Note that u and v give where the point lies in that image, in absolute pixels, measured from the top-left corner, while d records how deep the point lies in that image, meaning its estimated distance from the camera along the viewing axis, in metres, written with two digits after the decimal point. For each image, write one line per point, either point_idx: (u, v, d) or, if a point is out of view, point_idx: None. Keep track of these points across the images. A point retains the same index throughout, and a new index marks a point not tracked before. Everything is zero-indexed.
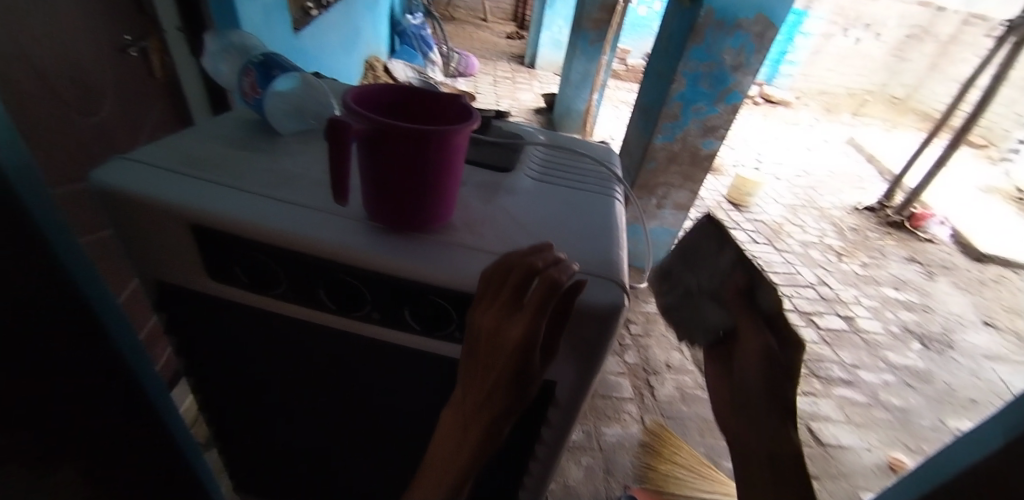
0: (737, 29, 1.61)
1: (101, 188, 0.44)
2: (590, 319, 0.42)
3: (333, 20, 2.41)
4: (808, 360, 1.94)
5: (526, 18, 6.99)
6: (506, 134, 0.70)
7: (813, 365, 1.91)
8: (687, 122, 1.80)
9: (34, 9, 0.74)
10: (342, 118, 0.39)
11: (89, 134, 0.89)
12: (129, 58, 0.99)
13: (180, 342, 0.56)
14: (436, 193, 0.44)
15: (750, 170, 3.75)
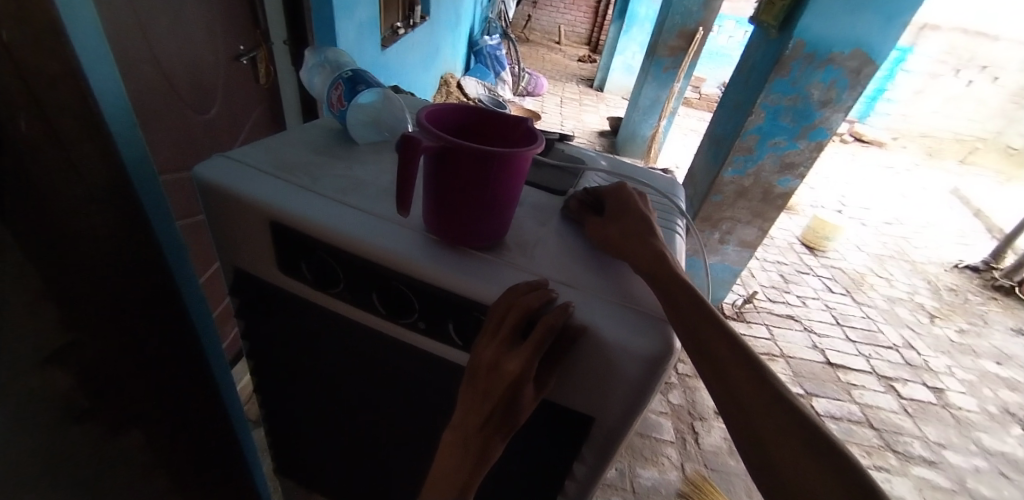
0: (828, 63, 1.51)
1: (200, 180, 0.48)
2: (629, 361, 0.40)
3: (417, 38, 2.57)
4: (883, 430, 1.73)
5: (600, 42, 7.05)
6: (569, 158, 0.70)
7: (889, 437, 1.71)
8: (763, 157, 1.71)
9: (172, 21, 0.86)
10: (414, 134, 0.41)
11: (198, 130, 1.00)
12: (240, 66, 1.11)
13: (246, 326, 0.60)
14: (493, 213, 0.44)
15: (831, 213, 3.49)
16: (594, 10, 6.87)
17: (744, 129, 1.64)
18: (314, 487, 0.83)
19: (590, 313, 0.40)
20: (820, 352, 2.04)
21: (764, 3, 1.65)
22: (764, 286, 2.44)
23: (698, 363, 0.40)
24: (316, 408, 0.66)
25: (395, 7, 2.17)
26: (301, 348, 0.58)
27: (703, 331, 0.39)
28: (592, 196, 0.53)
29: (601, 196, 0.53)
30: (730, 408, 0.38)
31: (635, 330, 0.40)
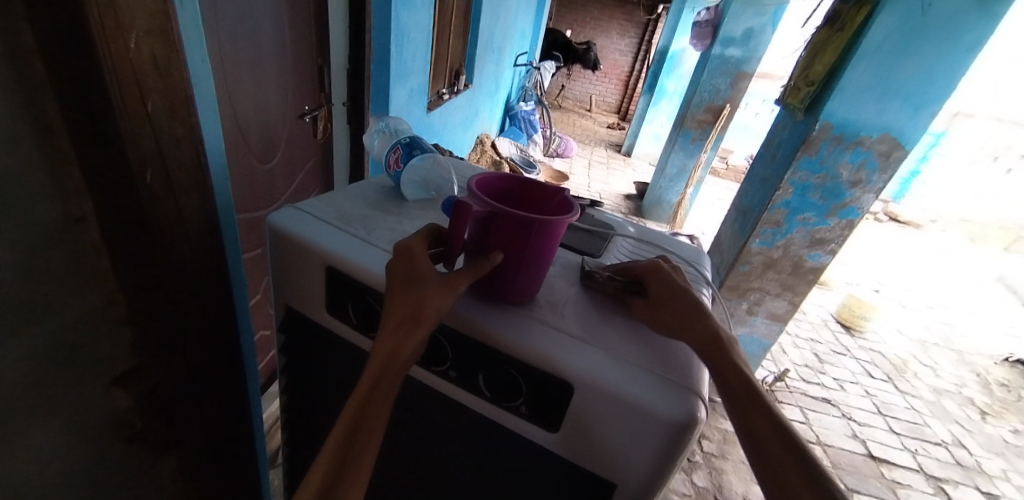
0: (857, 145, 1.55)
1: (272, 227, 0.55)
2: (645, 423, 0.41)
3: (459, 103, 2.77)
4: None
5: (628, 111, 7.36)
6: (599, 223, 0.74)
7: None
8: (792, 230, 1.72)
9: (255, 85, 0.98)
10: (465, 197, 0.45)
11: (261, 178, 1.09)
12: (303, 123, 1.23)
13: (285, 363, 0.64)
14: (526, 272, 0.47)
15: (867, 292, 3.38)
16: (624, 83, 7.25)
17: (772, 203, 1.67)
18: None
19: (614, 374, 0.42)
20: (861, 443, 1.91)
21: (790, 87, 1.73)
22: (797, 365, 2.34)
23: (751, 449, 0.40)
24: None
25: (443, 75, 2.37)
26: (336, 393, 0.60)
27: (740, 387, 0.42)
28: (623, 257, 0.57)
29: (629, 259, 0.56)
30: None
31: (655, 394, 0.41)
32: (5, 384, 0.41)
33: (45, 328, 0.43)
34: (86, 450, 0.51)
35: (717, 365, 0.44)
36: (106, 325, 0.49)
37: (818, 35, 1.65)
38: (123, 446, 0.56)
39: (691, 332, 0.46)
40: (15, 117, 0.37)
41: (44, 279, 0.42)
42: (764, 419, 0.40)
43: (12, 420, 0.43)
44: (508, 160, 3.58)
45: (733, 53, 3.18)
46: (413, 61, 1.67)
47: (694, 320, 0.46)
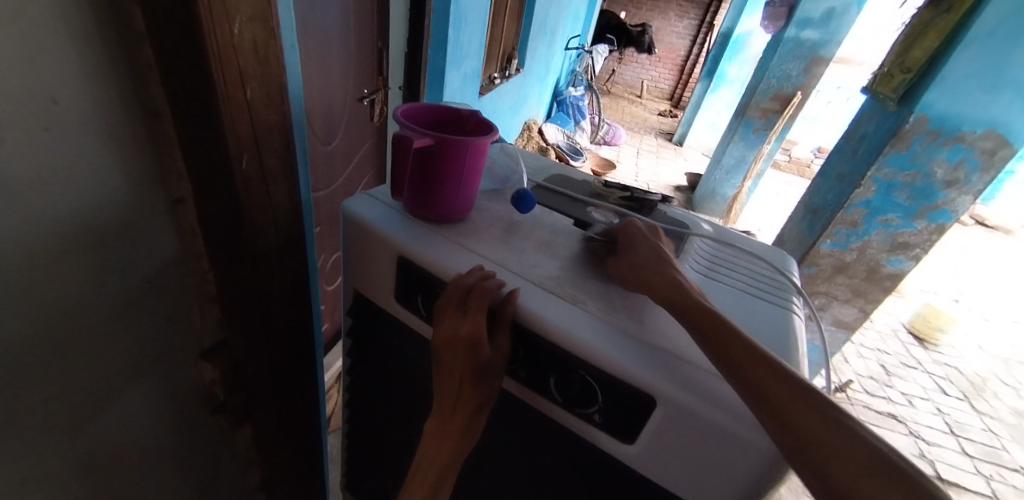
0: (957, 141, 1.39)
1: (346, 214, 0.55)
2: (729, 442, 0.38)
3: (509, 87, 2.74)
4: None
5: (682, 98, 7.02)
6: (672, 221, 0.69)
7: None
8: (870, 232, 1.57)
9: (321, 70, 0.99)
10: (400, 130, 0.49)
11: (322, 159, 1.11)
12: (361, 106, 1.25)
13: (351, 345, 0.64)
14: (464, 191, 0.53)
15: (944, 301, 3.09)
16: (679, 67, 6.92)
17: (848, 202, 1.54)
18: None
19: (699, 391, 0.39)
20: (929, 463, 1.76)
21: (881, 74, 1.57)
22: (860, 376, 2.18)
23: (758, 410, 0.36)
24: (394, 434, 0.67)
25: (495, 58, 2.33)
26: (400, 380, 0.60)
27: (798, 412, 0.35)
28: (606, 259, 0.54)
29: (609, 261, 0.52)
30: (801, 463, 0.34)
31: (743, 416, 0.38)
32: (109, 367, 0.42)
33: (138, 310, 0.43)
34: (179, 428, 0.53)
35: (759, 386, 0.36)
36: (196, 303, 0.49)
37: (917, 18, 1.47)
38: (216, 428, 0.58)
39: (719, 348, 0.39)
40: (123, 99, 0.36)
41: (146, 274, 0.42)
42: (833, 448, 0.33)
43: (107, 399, 0.43)
44: (555, 147, 3.53)
45: (809, 35, 2.89)
46: (468, 45, 1.65)
47: (724, 335, 0.39)
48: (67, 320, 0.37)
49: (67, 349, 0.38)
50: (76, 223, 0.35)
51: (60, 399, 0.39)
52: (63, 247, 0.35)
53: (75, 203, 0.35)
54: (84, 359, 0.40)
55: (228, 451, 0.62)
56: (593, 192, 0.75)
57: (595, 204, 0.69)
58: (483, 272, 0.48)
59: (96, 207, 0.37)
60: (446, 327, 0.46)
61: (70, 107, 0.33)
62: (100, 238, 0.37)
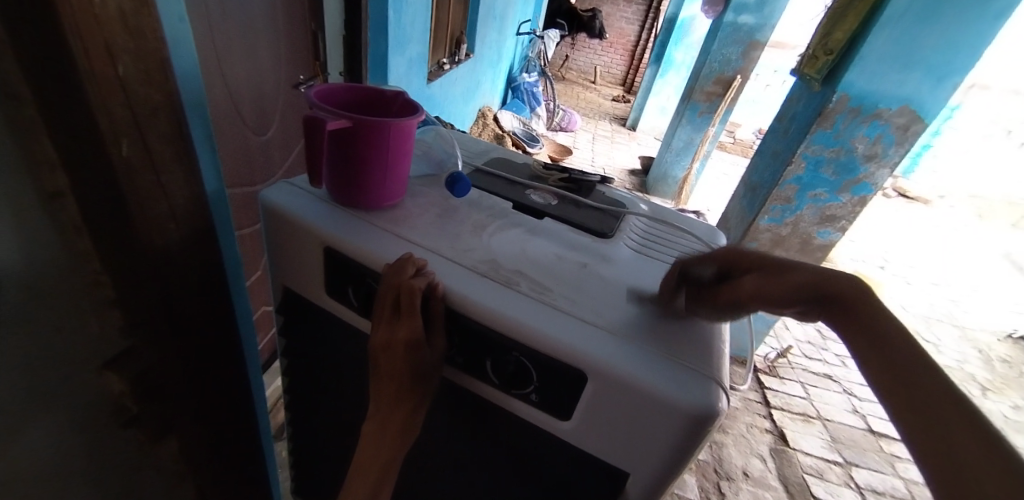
0: (875, 118, 1.49)
1: (266, 205, 0.51)
2: (659, 412, 0.39)
3: (460, 73, 2.68)
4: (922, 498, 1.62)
5: (634, 83, 7.16)
6: (609, 201, 0.70)
7: None
8: (802, 207, 1.67)
9: (247, 54, 0.92)
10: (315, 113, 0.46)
11: (256, 151, 1.04)
12: (298, 93, 1.18)
13: (285, 343, 0.61)
14: (391, 175, 0.51)
15: (873, 268, 3.34)
16: (630, 53, 7.03)
17: (782, 179, 1.61)
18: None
19: (628, 363, 0.40)
20: (862, 418, 1.91)
21: (807, 56, 1.65)
22: (801, 341, 2.34)
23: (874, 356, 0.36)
24: (338, 434, 0.64)
25: (443, 43, 2.27)
26: (338, 376, 0.58)
27: (944, 410, 0.31)
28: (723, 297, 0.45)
29: (740, 295, 0.43)
30: (897, 396, 0.33)
31: (672, 385, 0.39)
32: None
33: (10, 322, 0.37)
34: (86, 448, 0.48)
35: (903, 379, 0.33)
36: (88, 308, 0.43)
37: (838, 1, 1.55)
38: (132, 445, 0.53)
39: (874, 339, 0.36)
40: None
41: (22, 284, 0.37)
42: (980, 457, 0.28)
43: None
44: (510, 134, 3.51)
45: (745, 20, 3.00)
46: (413, 29, 1.59)
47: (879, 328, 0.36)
48: None
49: None
50: None
51: None
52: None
53: None
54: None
55: (151, 467, 0.57)
56: (533, 175, 0.74)
57: (533, 186, 0.68)
58: (414, 264, 0.45)
59: None
60: (383, 327, 0.45)
61: None
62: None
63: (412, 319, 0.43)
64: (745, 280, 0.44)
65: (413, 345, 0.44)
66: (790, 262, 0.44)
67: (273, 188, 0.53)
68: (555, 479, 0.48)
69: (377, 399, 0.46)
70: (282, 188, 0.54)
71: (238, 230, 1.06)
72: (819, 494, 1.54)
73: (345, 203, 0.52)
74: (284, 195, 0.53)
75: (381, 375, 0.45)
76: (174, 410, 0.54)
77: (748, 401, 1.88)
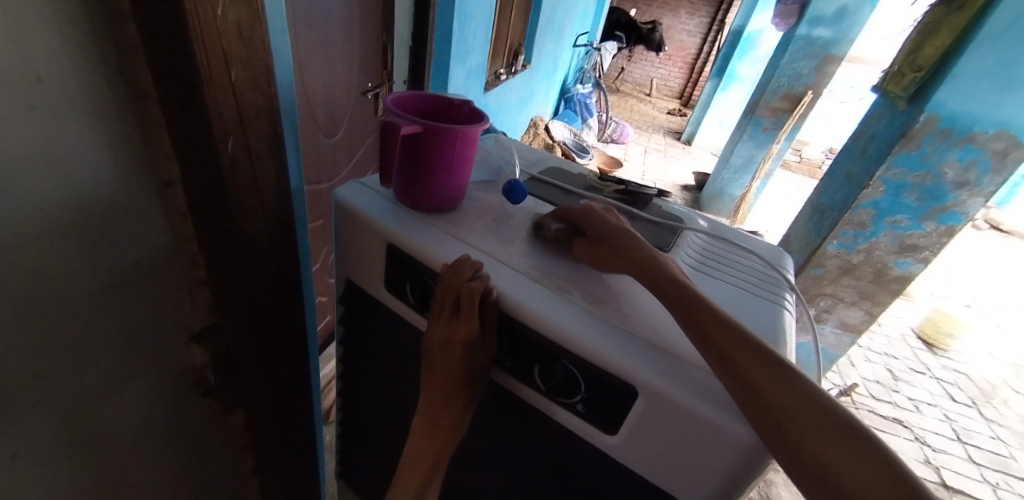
0: (968, 141, 1.36)
1: (338, 202, 0.55)
2: (709, 436, 0.38)
3: (516, 83, 2.72)
4: None
5: (692, 97, 6.97)
6: (668, 216, 0.69)
7: None
8: (878, 233, 1.55)
9: (325, 62, 0.99)
10: (390, 118, 0.49)
11: (325, 152, 1.11)
12: (365, 99, 1.24)
13: (343, 334, 0.64)
14: (454, 179, 0.53)
15: (955, 306, 3.04)
16: (690, 66, 6.86)
17: (856, 202, 1.52)
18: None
19: (679, 381, 0.39)
20: (935, 470, 1.73)
21: (891, 73, 1.54)
22: (866, 380, 2.16)
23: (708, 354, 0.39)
24: (387, 425, 0.67)
25: (501, 54, 2.33)
26: (391, 370, 0.60)
27: (795, 409, 0.35)
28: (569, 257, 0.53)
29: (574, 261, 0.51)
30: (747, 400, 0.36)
31: (724, 407, 0.38)
32: (97, 352, 0.42)
33: (122, 294, 0.42)
34: (167, 413, 0.53)
35: (756, 386, 0.36)
36: (183, 287, 0.48)
37: (930, 14, 1.44)
38: (205, 415, 0.58)
39: (713, 343, 0.39)
40: (105, 72, 0.35)
41: (133, 260, 0.42)
42: (819, 445, 0.33)
43: (97, 384, 0.44)
44: (562, 144, 3.52)
45: (821, 33, 2.85)
46: (475, 40, 1.65)
47: (720, 334, 0.39)
48: (52, 301, 0.37)
49: (52, 329, 0.38)
50: (67, 208, 0.35)
51: (46, 381, 0.39)
52: (28, 221, 0.33)
53: (61, 192, 0.35)
54: (61, 341, 0.39)
55: (218, 437, 0.62)
56: (589, 185, 0.74)
57: (591, 197, 0.68)
58: (471, 266, 0.46)
59: (77, 185, 0.36)
60: (441, 326, 0.46)
61: (57, 87, 0.32)
62: (72, 217, 0.36)
63: (467, 320, 0.44)
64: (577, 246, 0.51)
65: (468, 346, 0.45)
66: (623, 233, 0.49)
67: (345, 187, 0.57)
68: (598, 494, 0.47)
69: (428, 394, 0.48)
70: (353, 188, 0.57)
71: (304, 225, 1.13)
72: None
73: (407, 203, 0.54)
74: (357, 194, 0.56)
75: (433, 371, 0.47)
76: (243, 385, 0.58)
77: None
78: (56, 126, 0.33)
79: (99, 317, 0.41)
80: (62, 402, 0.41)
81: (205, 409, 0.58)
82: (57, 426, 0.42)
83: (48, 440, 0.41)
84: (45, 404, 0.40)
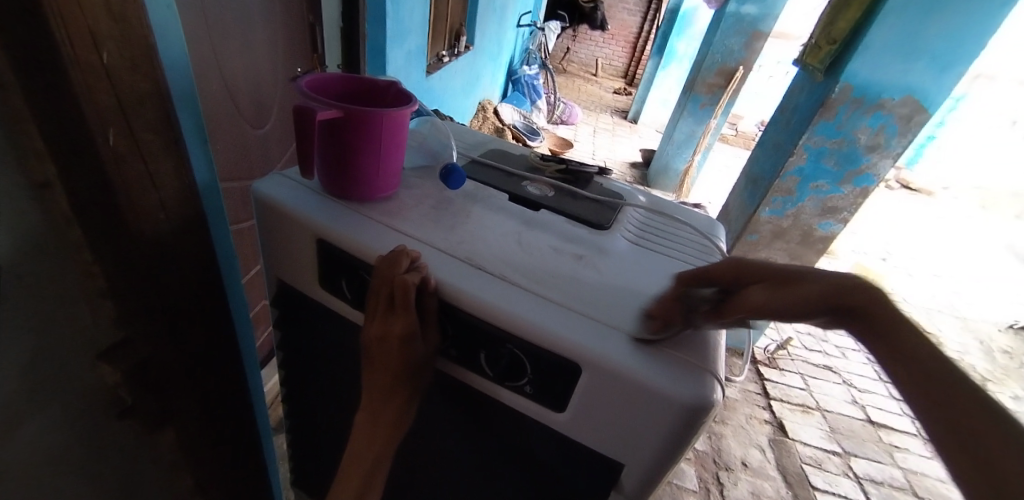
0: (878, 108, 1.47)
1: (258, 197, 0.51)
2: (653, 405, 0.39)
3: (460, 66, 2.66)
4: (918, 485, 1.62)
5: (636, 75, 7.11)
6: (606, 193, 0.69)
7: (925, 492, 1.60)
8: (803, 199, 1.65)
9: (244, 46, 0.92)
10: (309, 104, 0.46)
11: (254, 144, 1.04)
12: (295, 86, 1.17)
13: (280, 336, 0.61)
14: (385, 166, 0.51)
15: (875, 260, 3.33)
16: (632, 45, 6.97)
17: (784, 170, 1.60)
18: None
19: (620, 354, 0.39)
20: (861, 409, 1.91)
21: (810, 46, 1.63)
22: (800, 333, 2.33)
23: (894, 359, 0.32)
24: (335, 426, 0.64)
25: (442, 35, 2.25)
26: (334, 369, 0.58)
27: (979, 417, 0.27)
28: (732, 313, 0.41)
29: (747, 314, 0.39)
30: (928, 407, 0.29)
31: (665, 376, 0.38)
32: None
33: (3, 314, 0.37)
34: (80, 440, 0.48)
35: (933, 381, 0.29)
36: (81, 299, 0.43)
37: None
38: (128, 437, 0.53)
39: (898, 345, 0.32)
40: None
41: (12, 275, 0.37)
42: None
43: None
44: (510, 127, 3.50)
45: (749, 10, 2.93)
46: (411, 21, 1.58)
47: (897, 327, 0.32)
48: None
49: None
50: None
51: None
52: None
53: None
54: None
55: (149, 458, 0.57)
56: (530, 166, 0.73)
57: (531, 178, 0.68)
58: (408, 257, 0.44)
59: None
60: (378, 320, 0.44)
61: None
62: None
63: (406, 313, 0.43)
64: (752, 289, 0.40)
65: (409, 338, 0.43)
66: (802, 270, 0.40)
67: (263, 179, 0.53)
68: (545, 468, 0.48)
69: (369, 391, 0.46)
70: (273, 180, 0.53)
71: (237, 224, 1.06)
72: (818, 484, 1.54)
73: (337, 195, 0.51)
74: (277, 187, 0.52)
75: (373, 367, 0.45)
76: (171, 400, 0.54)
77: (748, 393, 1.88)
78: None
79: None
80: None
81: (127, 431, 0.53)
82: None
83: None
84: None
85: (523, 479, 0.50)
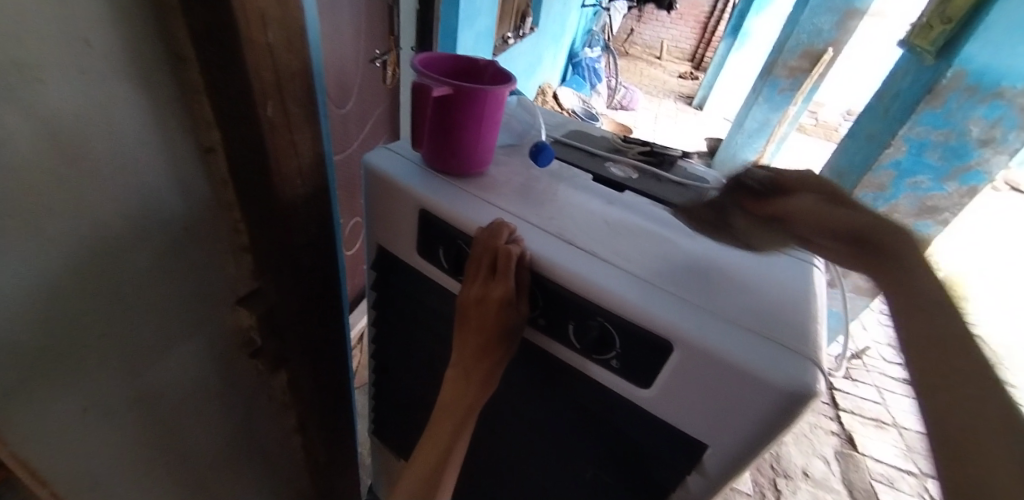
0: (996, 97, 1.31)
1: (369, 167, 0.55)
2: (749, 387, 0.39)
3: (522, 50, 2.64)
4: None
5: (704, 59, 6.73)
6: (692, 177, 0.68)
7: None
8: (898, 195, 1.52)
9: (334, 30, 0.97)
10: (421, 81, 0.49)
11: (336, 123, 1.11)
12: (373, 68, 1.22)
13: (375, 299, 0.66)
14: (484, 141, 0.53)
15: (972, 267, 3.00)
16: (702, 25, 6.56)
17: (877, 163, 1.48)
18: (392, 459, 0.87)
19: (717, 335, 0.40)
20: None
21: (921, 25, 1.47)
22: (879, 343, 2.17)
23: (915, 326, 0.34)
24: (418, 384, 0.69)
25: (508, 17, 2.25)
26: (424, 330, 0.62)
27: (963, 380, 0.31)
28: (763, 208, 0.48)
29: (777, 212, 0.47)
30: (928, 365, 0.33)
31: (762, 359, 0.38)
32: (158, 311, 0.44)
33: (177, 257, 0.44)
34: (219, 372, 0.55)
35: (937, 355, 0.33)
36: (229, 251, 0.50)
37: None
38: (251, 376, 0.61)
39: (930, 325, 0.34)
40: (147, 34, 0.35)
41: (184, 226, 0.43)
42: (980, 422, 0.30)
43: (156, 344, 0.46)
44: (570, 112, 3.45)
45: None
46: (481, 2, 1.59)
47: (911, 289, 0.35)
48: (115, 259, 0.39)
49: (119, 287, 0.40)
50: (121, 167, 0.36)
51: (114, 336, 0.41)
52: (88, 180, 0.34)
53: (114, 153, 0.35)
54: (126, 298, 0.41)
55: (266, 396, 0.65)
56: (613, 147, 0.73)
57: (614, 159, 0.68)
58: (508, 231, 0.47)
59: (129, 146, 0.36)
60: (478, 286, 0.47)
61: (108, 48, 0.33)
62: (120, 179, 0.36)
63: (504, 279, 0.45)
64: (799, 194, 0.45)
65: (504, 305, 0.46)
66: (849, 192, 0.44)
67: (376, 150, 0.57)
68: (626, 440, 0.49)
69: (463, 352, 0.50)
70: (381, 152, 0.58)
71: None
72: None
73: (439, 169, 0.55)
74: (383, 158, 0.56)
75: (468, 329, 0.49)
76: (287, 345, 0.61)
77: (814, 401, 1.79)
78: (110, 86, 0.33)
79: (157, 277, 0.43)
80: (124, 359, 0.43)
81: (251, 369, 0.60)
82: (125, 379, 0.44)
83: (120, 391, 0.44)
84: (114, 359, 0.42)
85: (604, 452, 0.52)
